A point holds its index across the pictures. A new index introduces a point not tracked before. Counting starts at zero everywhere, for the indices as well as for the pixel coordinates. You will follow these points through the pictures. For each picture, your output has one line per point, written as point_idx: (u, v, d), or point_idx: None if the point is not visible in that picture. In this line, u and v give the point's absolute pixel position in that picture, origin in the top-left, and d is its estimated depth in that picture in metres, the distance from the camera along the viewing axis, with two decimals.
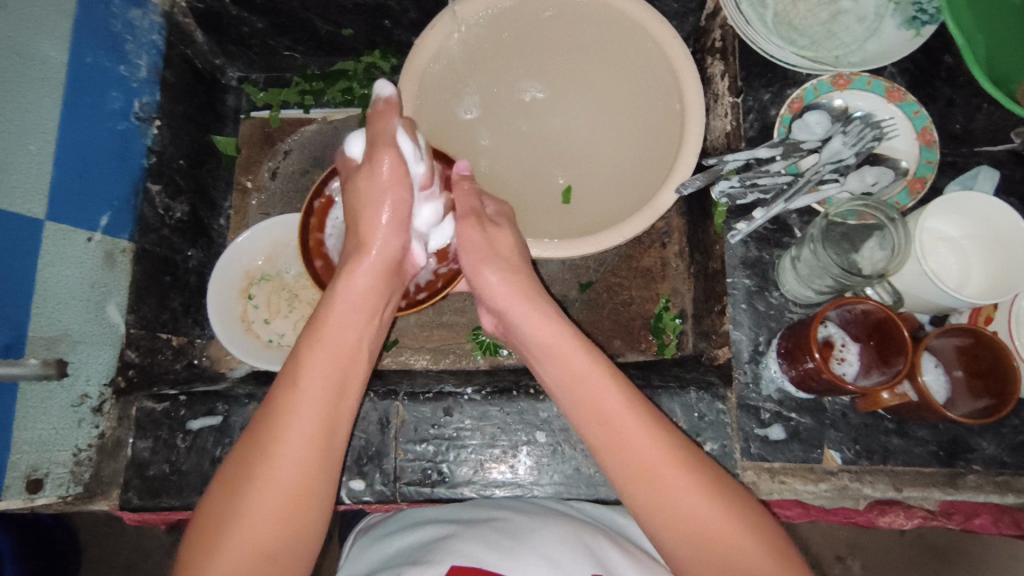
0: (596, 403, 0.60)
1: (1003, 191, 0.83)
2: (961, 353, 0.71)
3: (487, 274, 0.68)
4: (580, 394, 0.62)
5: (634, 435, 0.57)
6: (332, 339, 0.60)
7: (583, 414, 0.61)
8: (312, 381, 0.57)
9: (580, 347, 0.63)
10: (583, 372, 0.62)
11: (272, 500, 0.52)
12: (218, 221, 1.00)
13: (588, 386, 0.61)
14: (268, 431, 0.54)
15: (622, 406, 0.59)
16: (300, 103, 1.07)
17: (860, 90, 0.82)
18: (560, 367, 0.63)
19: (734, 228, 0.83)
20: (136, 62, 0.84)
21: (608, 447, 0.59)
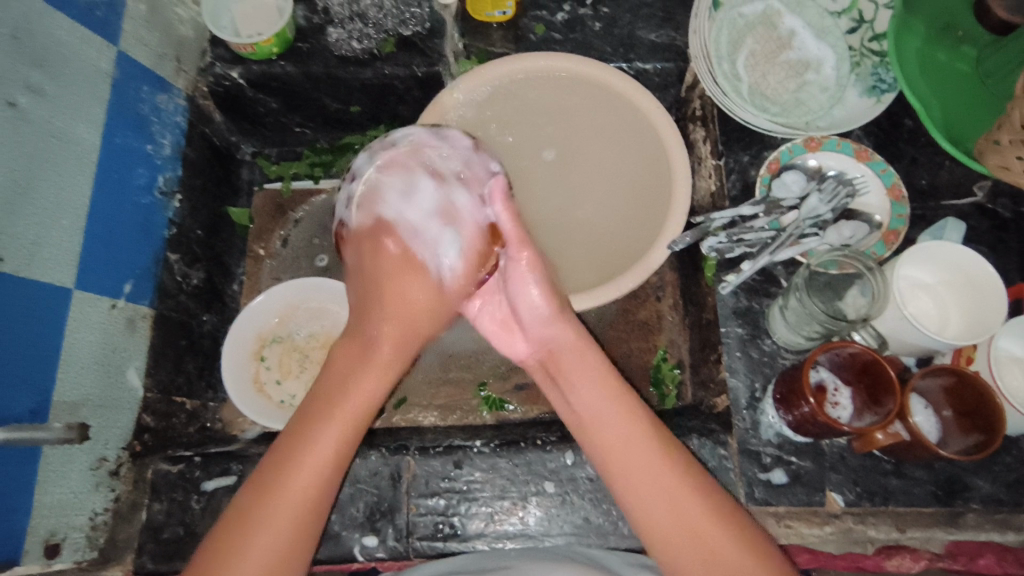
0: (598, 422, 0.64)
1: (971, 242, 0.89)
2: (947, 393, 0.75)
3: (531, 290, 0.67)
4: (600, 432, 0.64)
5: (652, 464, 0.61)
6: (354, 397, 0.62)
7: (603, 456, 0.63)
8: (324, 440, 0.59)
9: (582, 348, 0.67)
10: (605, 413, 0.64)
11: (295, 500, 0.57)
12: (231, 287, 1.04)
13: (591, 404, 0.64)
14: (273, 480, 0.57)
15: (619, 431, 0.63)
16: (310, 174, 1.13)
17: (831, 151, 0.89)
18: (583, 401, 0.65)
19: (724, 279, 0.88)
20: (161, 141, 0.90)
21: (625, 478, 0.61)
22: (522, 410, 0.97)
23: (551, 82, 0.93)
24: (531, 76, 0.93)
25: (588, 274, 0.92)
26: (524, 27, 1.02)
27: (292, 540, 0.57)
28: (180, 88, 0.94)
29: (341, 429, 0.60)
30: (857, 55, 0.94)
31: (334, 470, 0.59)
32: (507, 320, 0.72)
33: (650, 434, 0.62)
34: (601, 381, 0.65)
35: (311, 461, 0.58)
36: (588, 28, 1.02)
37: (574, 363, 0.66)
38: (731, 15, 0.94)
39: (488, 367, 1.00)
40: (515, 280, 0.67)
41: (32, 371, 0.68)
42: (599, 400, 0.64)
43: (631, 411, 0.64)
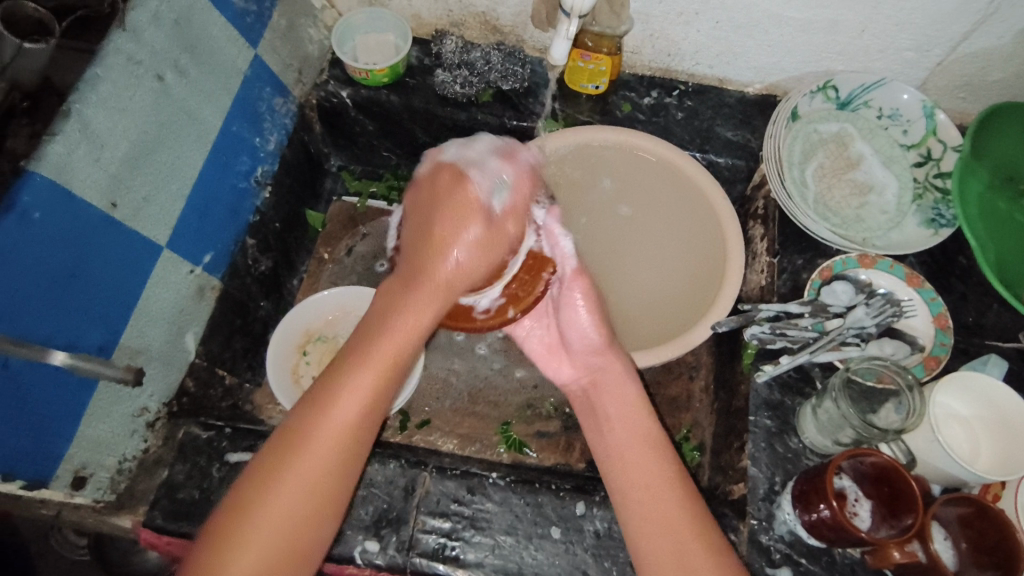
0: (626, 464, 0.70)
1: (1012, 385, 0.89)
2: (968, 527, 0.74)
3: (584, 317, 0.76)
4: (617, 450, 0.72)
5: (671, 522, 0.65)
6: (381, 355, 0.61)
7: (623, 484, 0.69)
8: (349, 398, 0.61)
9: (626, 385, 0.75)
10: (632, 447, 0.71)
11: (320, 455, 0.59)
12: (292, 282, 1.09)
13: (624, 452, 0.71)
14: (293, 446, 0.59)
15: (649, 477, 0.68)
16: (386, 196, 1.20)
17: (882, 271, 0.93)
18: (618, 445, 0.72)
19: (760, 368, 0.90)
20: (268, 137, 0.99)
21: (645, 532, 0.65)
22: (539, 457, 0.97)
23: (625, 153, 1.01)
24: (609, 147, 1.00)
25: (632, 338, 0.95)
26: (612, 103, 1.10)
27: (307, 508, 0.59)
28: (295, 96, 1.04)
29: (363, 394, 0.61)
30: (920, 186, 0.99)
31: (347, 448, 0.61)
32: (553, 346, 0.84)
33: (674, 486, 0.67)
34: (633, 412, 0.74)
35: (333, 422, 0.60)
36: (670, 115, 1.10)
37: (616, 399, 0.75)
38: (808, 128, 1.00)
39: (514, 408, 1.02)
40: (567, 307, 0.77)
41: (110, 310, 0.73)
42: (630, 444, 0.71)
43: (658, 459, 0.69)
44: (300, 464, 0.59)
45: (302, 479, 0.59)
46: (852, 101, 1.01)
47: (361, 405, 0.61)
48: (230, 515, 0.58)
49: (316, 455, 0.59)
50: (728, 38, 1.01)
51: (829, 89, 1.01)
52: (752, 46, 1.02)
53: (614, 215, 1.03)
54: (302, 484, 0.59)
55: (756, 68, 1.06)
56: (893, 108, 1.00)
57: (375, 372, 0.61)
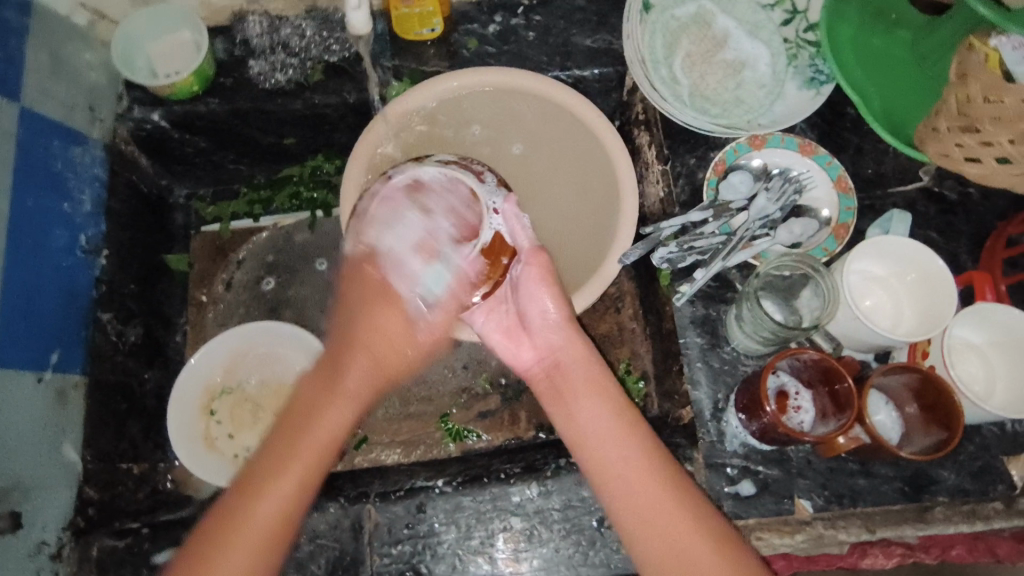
0: (602, 451, 0.66)
1: (922, 228, 0.87)
2: (908, 391, 0.74)
3: (545, 301, 0.70)
4: (620, 493, 0.64)
5: (656, 497, 0.63)
6: (327, 420, 0.68)
7: (596, 468, 0.66)
8: (323, 429, 0.67)
9: (585, 361, 0.70)
10: (608, 436, 0.66)
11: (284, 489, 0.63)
12: (175, 338, 0.99)
13: (597, 435, 0.67)
14: (261, 480, 0.64)
15: (623, 459, 0.65)
16: (249, 213, 1.07)
17: (775, 149, 0.88)
18: (585, 428, 0.67)
19: (678, 290, 0.87)
20: (79, 197, 0.85)
21: (627, 511, 0.63)
22: (488, 438, 0.94)
23: (486, 94, 0.91)
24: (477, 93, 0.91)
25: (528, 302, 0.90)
26: (456, 42, 0.98)
27: (266, 541, 0.61)
28: (96, 138, 0.89)
29: (335, 433, 0.68)
30: (793, 46, 0.92)
31: (310, 478, 0.65)
32: (511, 330, 0.74)
33: (654, 465, 0.65)
34: (631, 446, 0.66)
35: (293, 466, 0.64)
36: (521, 38, 0.99)
37: (580, 379, 0.70)
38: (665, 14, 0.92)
39: (449, 398, 0.97)
40: (526, 288, 0.70)
41: None
42: (602, 425, 0.67)
43: (635, 436, 0.66)
44: (255, 501, 0.62)
45: (260, 512, 0.62)
46: None
47: (328, 437, 0.67)
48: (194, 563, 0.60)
49: (272, 488, 0.63)
50: None
51: None
52: None
53: (502, 163, 0.94)
54: (262, 516, 0.62)
55: None
56: None
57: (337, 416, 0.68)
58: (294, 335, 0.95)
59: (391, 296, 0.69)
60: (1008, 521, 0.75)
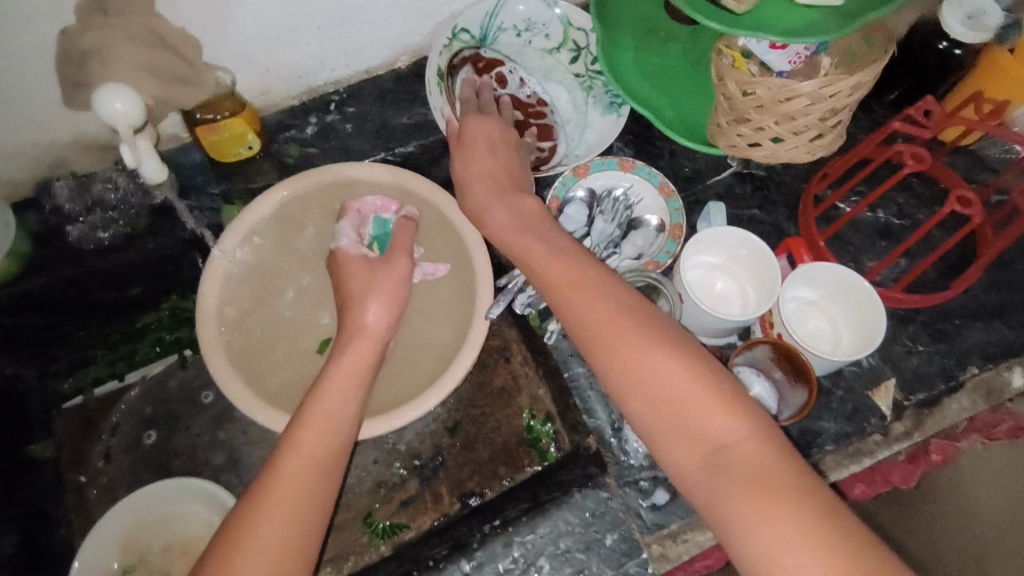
0: (614, 333, 0.64)
1: (744, 207, 0.95)
2: (777, 358, 0.79)
3: (513, 234, 0.76)
4: (661, 382, 0.61)
5: (679, 377, 0.61)
6: (313, 431, 0.71)
7: (620, 364, 0.63)
8: (302, 453, 0.70)
9: (591, 269, 0.70)
10: (627, 330, 0.64)
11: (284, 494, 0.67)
12: (60, 530, 0.92)
13: (617, 328, 0.65)
14: (250, 510, 0.66)
15: (644, 336, 0.64)
16: (113, 373, 1.02)
17: (598, 173, 0.93)
18: (607, 326, 0.65)
19: (547, 329, 0.94)
20: None
21: (656, 396, 0.61)
22: (416, 526, 0.92)
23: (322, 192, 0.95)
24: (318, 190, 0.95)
25: (391, 393, 0.89)
26: (277, 153, 1.00)
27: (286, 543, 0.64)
28: None
29: (317, 444, 0.70)
30: (586, 79, 1.00)
31: (305, 495, 0.67)
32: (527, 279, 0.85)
33: (678, 343, 0.63)
34: (659, 347, 0.63)
35: (289, 477, 0.68)
36: (341, 131, 1.02)
37: (575, 282, 0.69)
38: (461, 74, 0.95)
39: (367, 498, 0.95)
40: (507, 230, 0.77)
41: None
42: (620, 317, 0.65)
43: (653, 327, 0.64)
44: (280, 489, 0.67)
45: (281, 508, 0.66)
46: (488, 33, 0.98)
47: (318, 445, 0.71)
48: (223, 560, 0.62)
49: (297, 476, 0.68)
50: (342, 34, 0.93)
51: (461, 34, 0.97)
52: (370, 29, 0.94)
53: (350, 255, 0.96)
54: (286, 509, 0.66)
55: (391, 42, 0.99)
56: (524, 20, 1.00)
57: (322, 433, 0.72)
58: (188, 488, 0.90)
59: (388, 308, 0.83)
60: (890, 449, 0.81)
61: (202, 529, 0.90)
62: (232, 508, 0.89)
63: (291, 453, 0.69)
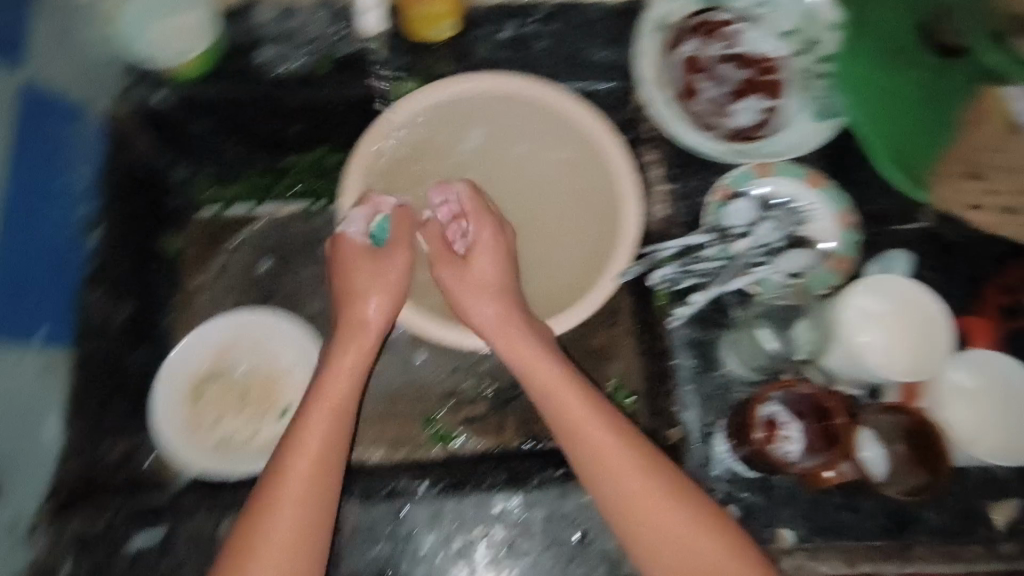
0: (591, 437, 0.72)
1: (924, 267, 0.87)
2: (899, 430, 0.74)
3: (487, 310, 0.79)
4: (611, 496, 0.71)
5: (640, 488, 0.70)
6: (321, 418, 0.74)
7: (595, 466, 0.71)
8: (314, 429, 0.74)
9: (579, 387, 0.76)
10: (609, 444, 0.72)
11: (296, 507, 0.70)
12: (162, 321, 0.96)
13: (611, 460, 0.71)
14: (281, 466, 0.72)
15: (604, 436, 0.72)
16: (250, 198, 1.03)
17: (783, 177, 0.88)
18: (599, 447, 0.72)
19: (673, 312, 0.86)
20: (79, 170, 0.85)
21: (637, 506, 0.69)
22: (472, 442, 0.94)
23: (495, 98, 0.88)
24: (514, 98, 0.87)
25: (536, 313, 0.89)
26: (471, 43, 0.97)
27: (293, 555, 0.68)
28: (98, 113, 0.87)
29: (312, 458, 0.72)
30: (800, 78, 0.90)
31: (324, 473, 0.72)
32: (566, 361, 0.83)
33: (650, 468, 0.71)
34: (608, 430, 0.73)
35: (292, 478, 0.71)
36: (533, 47, 0.98)
37: (546, 379, 0.76)
38: (683, 46, 0.91)
39: (437, 399, 0.96)
40: (472, 298, 0.80)
41: None
42: (599, 432, 0.72)
43: (633, 446, 0.72)
44: (317, 423, 0.74)
45: (312, 444, 0.72)
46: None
47: (319, 446, 0.73)
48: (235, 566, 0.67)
49: (295, 478, 0.71)
50: None
51: None
52: None
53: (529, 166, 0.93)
54: (310, 449, 0.72)
55: None
56: None
57: (325, 416, 0.75)
58: (282, 324, 0.95)
59: (461, 280, 0.81)
60: (987, 565, 0.76)
61: (280, 368, 0.94)
62: (314, 354, 0.94)
63: (286, 466, 0.71)
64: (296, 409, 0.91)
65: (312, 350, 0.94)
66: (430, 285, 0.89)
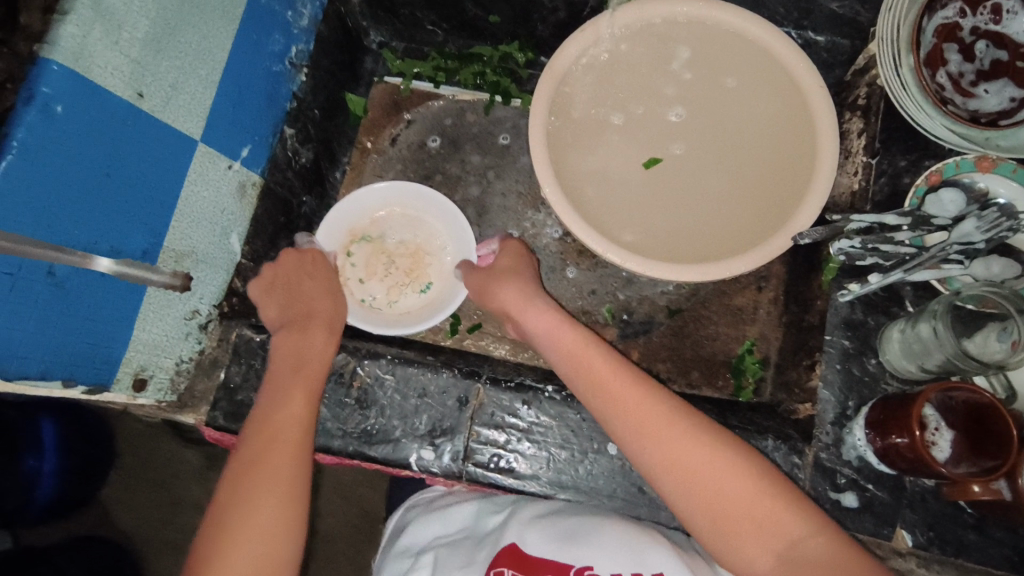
0: (634, 409, 0.63)
1: None
2: None
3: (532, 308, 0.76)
4: (688, 458, 0.59)
5: (705, 455, 0.59)
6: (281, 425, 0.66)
7: (647, 439, 0.61)
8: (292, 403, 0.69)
9: (599, 348, 0.70)
10: (657, 417, 0.62)
11: (292, 447, 0.65)
12: (334, 174, 1.03)
13: (654, 425, 0.62)
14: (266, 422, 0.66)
15: (661, 410, 0.63)
16: (432, 78, 1.07)
17: (1006, 178, 0.79)
18: (641, 415, 0.63)
19: (844, 287, 0.83)
20: (301, 10, 0.87)
21: (692, 478, 0.58)
22: None
23: (694, 27, 0.86)
24: (722, 30, 0.85)
25: (703, 247, 0.85)
26: None
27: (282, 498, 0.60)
28: None
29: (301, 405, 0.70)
30: None
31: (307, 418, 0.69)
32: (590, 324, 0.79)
33: (693, 420, 0.62)
34: (661, 412, 0.63)
35: (284, 422, 0.67)
36: None
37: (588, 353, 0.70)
38: (942, 11, 0.82)
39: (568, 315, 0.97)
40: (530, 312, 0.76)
41: (147, 211, 0.69)
42: (647, 403, 0.63)
43: (676, 420, 0.62)
44: (278, 346, 0.76)
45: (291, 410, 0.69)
46: None
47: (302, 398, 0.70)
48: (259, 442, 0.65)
49: (291, 414, 0.68)
50: None
51: None
52: None
53: (716, 100, 0.90)
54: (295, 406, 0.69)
55: None
56: None
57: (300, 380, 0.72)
58: (441, 205, 0.96)
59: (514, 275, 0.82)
60: None
61: (432, 246, 0.97)
62: (466, 243, 0.93)
63: (280, 408, 0.68)
64: (439, 288, 0.94)
65: (467, 238, 0.93)
66: (617, 206, 0.89)
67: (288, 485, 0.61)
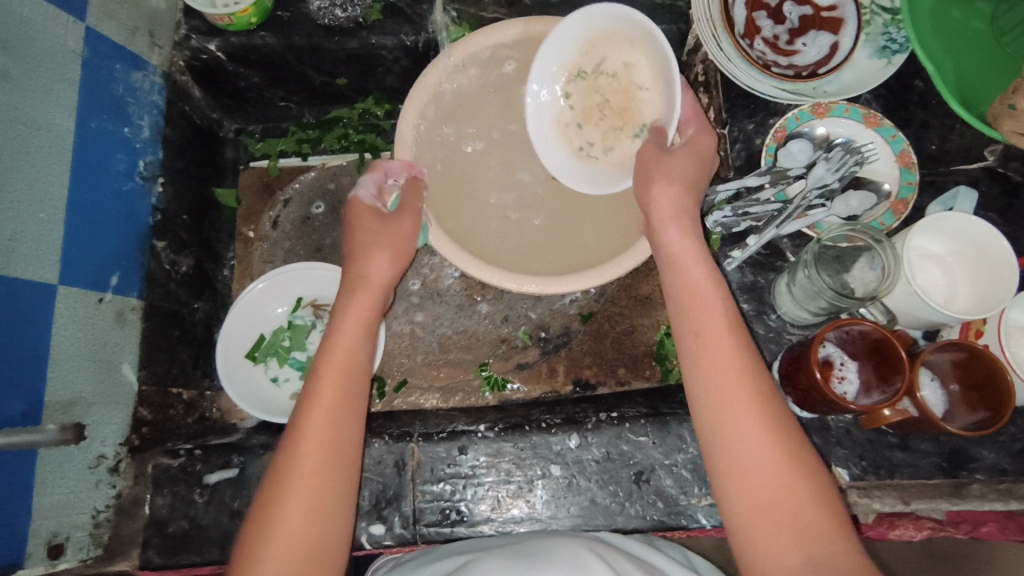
0: (703, 318, 0.63)
1: (981, 209, 0.87)
2: (956, 368, 0.74)
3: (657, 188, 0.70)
4: (729, 404, 0.59)
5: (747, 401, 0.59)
6: (309, 438, 0.62)
7: (703, 366, 0.61)
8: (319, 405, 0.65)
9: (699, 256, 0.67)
10: (722, 346, 0.62)
11: (313, 459, 0.62)
12: (222, 272, 1.00)
13: (719, 359, 0.61)
14: (295, 429, 0.63)
15: (727, 343, 0.62)
16: (298, 152, 1.07)
17: (839, 118, 0.85)
18: (705, 340, 0.62)
19: (729, 255, 0.87)
20: (139, 123, 0.85)
21: (729, 421, 0.59)
22: (525, 389, 0.96)
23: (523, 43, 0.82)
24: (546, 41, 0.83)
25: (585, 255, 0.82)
26: None
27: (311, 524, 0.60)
28: (155, 64, 0.87)
29: (328, 410, 0.64)
30: (865, 12, 0.88)
31: (338, 429, 0.64)
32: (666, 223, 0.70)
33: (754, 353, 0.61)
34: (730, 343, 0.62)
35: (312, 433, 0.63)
36: None
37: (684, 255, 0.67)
38: None
39: (488, 348, 0.98)
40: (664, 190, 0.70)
41: (20, 374, 0.66)
42: (721, 327, 0.63)
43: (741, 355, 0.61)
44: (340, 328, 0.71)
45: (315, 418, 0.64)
46: None
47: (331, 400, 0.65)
48: (251, 530, 0.60)
49: (320, 410, 0.64)
50: None
51: None
52: None
53: None
54: (322, 402, 0.65)
55: None
56: None
57: (335, 381, 0.66)
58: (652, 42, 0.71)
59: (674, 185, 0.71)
60: None
61: (651, 74, 0.74)
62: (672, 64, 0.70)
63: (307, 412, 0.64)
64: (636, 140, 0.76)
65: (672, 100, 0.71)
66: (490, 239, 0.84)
67: (314, 507, 0.60)
